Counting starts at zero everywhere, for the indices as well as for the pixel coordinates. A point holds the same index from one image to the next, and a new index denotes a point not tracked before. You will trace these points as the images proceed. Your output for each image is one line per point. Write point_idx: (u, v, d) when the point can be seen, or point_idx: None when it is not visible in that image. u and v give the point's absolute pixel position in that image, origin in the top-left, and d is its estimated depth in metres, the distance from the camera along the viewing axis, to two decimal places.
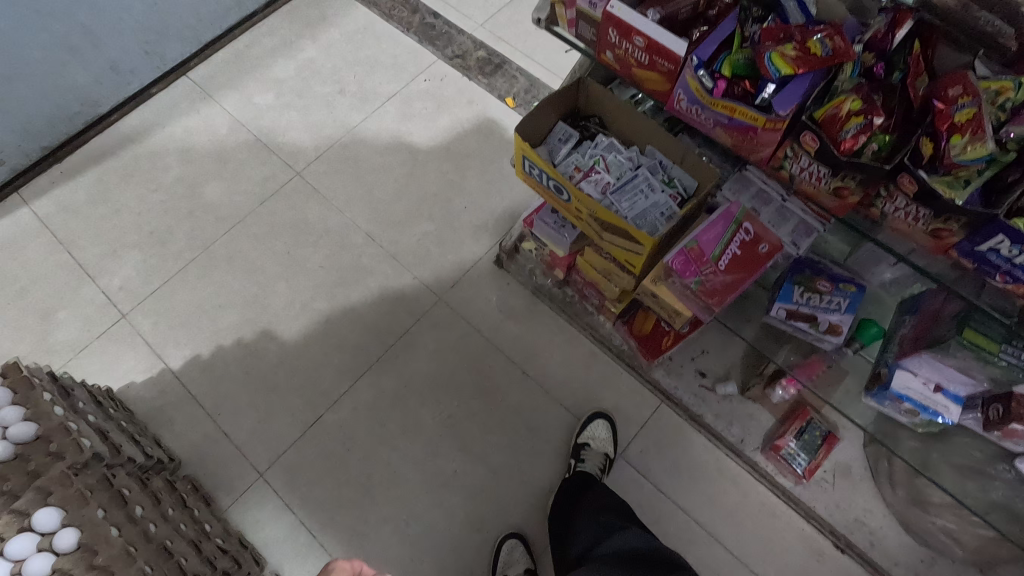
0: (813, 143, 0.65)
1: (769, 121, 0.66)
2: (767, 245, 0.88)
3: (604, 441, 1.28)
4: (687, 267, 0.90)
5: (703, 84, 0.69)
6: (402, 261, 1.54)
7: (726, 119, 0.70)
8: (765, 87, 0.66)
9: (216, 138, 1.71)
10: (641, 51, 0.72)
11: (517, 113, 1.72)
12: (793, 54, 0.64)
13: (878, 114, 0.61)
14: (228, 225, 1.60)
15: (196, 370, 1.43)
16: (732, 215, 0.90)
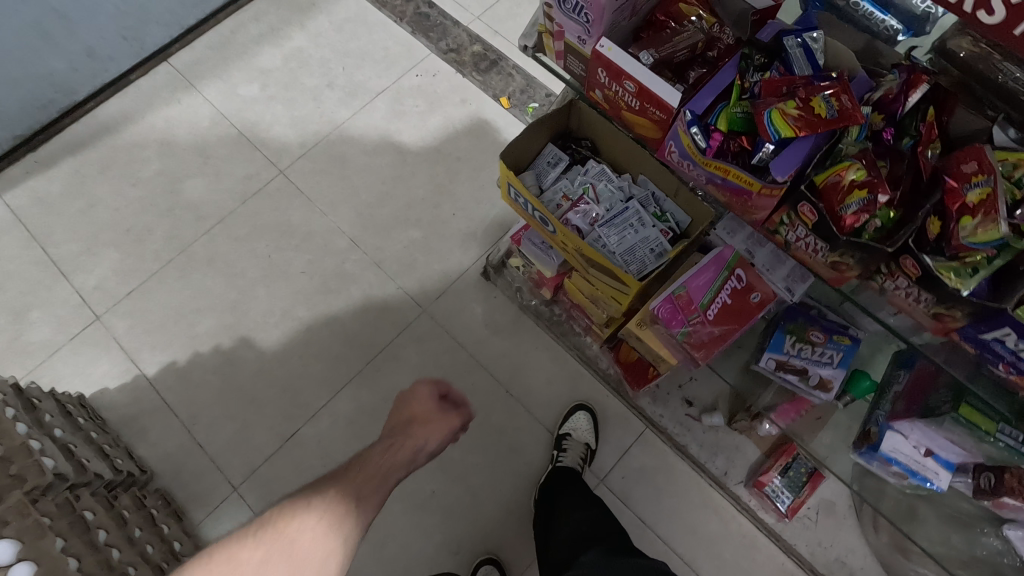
0: (811, 215, 0.59)
1: (765, 188, 0.60)
2: (760, 295, 0.84)
3: (585, 435, 1.28)
4: (675, 316, 0.86)
5: (696, 143, 0.63)
6: (386, 269, 1.49)
7: (719, 179, 0.64)
8: (762, 147, 0.60)
9: (197, 131, 1.64)
10: (631, 95, 0.66)
11: (511, 115, 1.65)
12: (796, 114, 0.58)
13: (882, 190, 0.56)
14: (208, 225, 1.54)
15: (172, 377, 1.40)
16: (724, 259, 0.85)
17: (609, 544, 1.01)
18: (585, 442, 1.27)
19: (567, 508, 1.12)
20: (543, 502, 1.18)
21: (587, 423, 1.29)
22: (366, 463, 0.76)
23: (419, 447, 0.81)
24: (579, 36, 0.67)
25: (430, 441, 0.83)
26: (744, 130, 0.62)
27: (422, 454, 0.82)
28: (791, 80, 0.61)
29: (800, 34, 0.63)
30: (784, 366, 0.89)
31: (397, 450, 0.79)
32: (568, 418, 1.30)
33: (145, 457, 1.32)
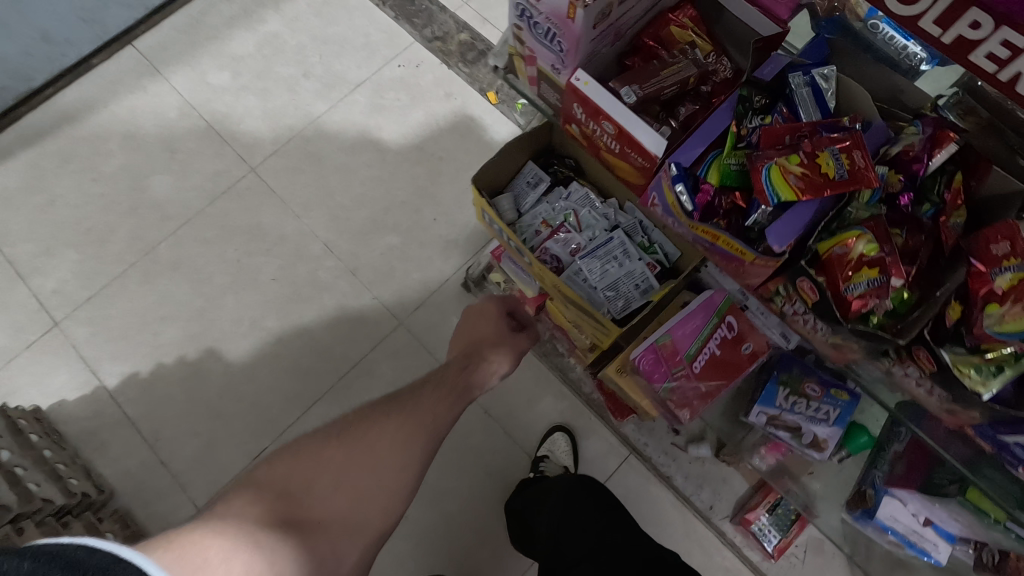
0: (812, 295, 0.52)
1: (760, 261, 0.53)
2: (752, 346, 0.76)
3: (563, 457, 1.23)
4: (658, 367, 0.78)
5: (681, 204, 0.56)
6: (362, 278, 1.41)
7: (708, 244, 0.57)
8: (757, 210, 0.54)
9: (163, 123, 1.54)
10: (610, 137, 0.59)
11: (499, 111, 1.54)
12: (797, 171, 0.52)
13: (896, 272, 0.49)
14: (175, 226, 1.46)
15: (134, 390, 1.33)
16: (714, 305, 0.77)
17: (602, 535, 0.97)
18: (563, 465, 1.22)
19: (547, 510, 1.05)
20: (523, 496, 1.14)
21: (567, 445, 1.24)
22: (447, 375, 0.85)
23: (491, 365, 0.89)
24: (554, 64, 0.59)
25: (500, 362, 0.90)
26: (737, 185, 0.57)
27: (489, 377, 0.89)
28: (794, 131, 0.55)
29: (809, 70, 0.58)
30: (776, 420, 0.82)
31: (473, 369, 0.87)
32: (547, 439, 1.26)
33: (106, 474, 1.27)
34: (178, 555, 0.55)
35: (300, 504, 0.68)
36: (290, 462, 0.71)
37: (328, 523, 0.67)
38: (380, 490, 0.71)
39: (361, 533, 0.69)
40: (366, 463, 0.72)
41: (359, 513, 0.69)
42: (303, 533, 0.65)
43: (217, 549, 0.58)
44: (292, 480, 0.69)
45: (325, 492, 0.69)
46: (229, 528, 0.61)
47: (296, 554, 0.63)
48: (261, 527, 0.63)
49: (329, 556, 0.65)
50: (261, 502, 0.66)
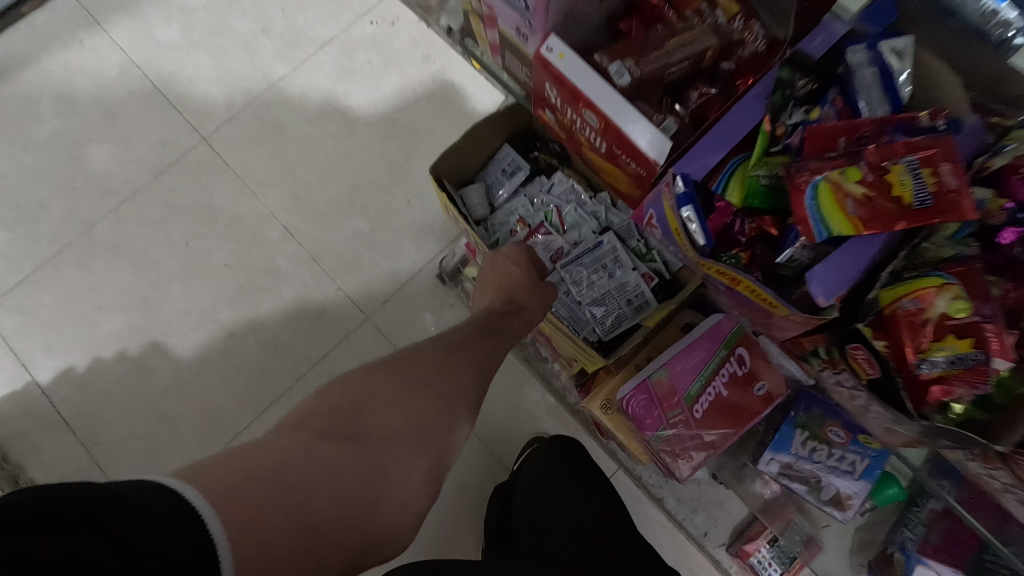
0: (869, 370, 0.56)
1: (794, 315, 0.51)
2: (766, 388, 0.71)
3: None
4: (655, 408, 0.73)
5: (693, 240, 0.56)
6: (324, 267, 1.26)
7: (726, 287, 0.57)
8: (792, 245, 0.57)
9: (103, 84, 1.36)
10: (590, 126, 0.60)
11: (483, 79, 1.36)
12: (859, 196, 0.50)
13: (996, 356, 0.53)
14: (115, 203, 1.29)
15: (70, 387, 1.20)
16: (721, 338, 0.72)
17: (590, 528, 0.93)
18: None
19: (523, 480, 1.03)
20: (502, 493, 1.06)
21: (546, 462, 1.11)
22: (489, 320, 0.76)
23: (527, 317, 0.78)
24: (518, 28, 0.59)
25: (536, 309, 0.79)
26: (761, 200, 0.58)
27: (520, 330, 0.77)
28: (847, 132, 0.55)
29: (874, 42, 0.58)
30: (790, 470, 0.77)
31: (509, 318, 0.77)
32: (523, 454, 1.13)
33: (37, 480, 1.14)
34: (229, 479, 0.50)
35: (356, 420, 0.61)
36: (338, 386, 0.65)
37: (389, 438, 0.62)
38: (434, 414, 0.66)
39: (422, 451, 0.64)
40: (416, 386, 0.66)
41: (417, 431, 0.64)
42: (364, 448, 0.59)
43: (268, 465, 0.53)
44: (343, 400, 0.63)
45: (381, 409, 0.63)
46: (282, 443, 0.56)
47: (358, 469, 0.58)
48: (317, 440, 0.58)
49: (392, 470, 0.60)
50: (310, 419, 0.60)
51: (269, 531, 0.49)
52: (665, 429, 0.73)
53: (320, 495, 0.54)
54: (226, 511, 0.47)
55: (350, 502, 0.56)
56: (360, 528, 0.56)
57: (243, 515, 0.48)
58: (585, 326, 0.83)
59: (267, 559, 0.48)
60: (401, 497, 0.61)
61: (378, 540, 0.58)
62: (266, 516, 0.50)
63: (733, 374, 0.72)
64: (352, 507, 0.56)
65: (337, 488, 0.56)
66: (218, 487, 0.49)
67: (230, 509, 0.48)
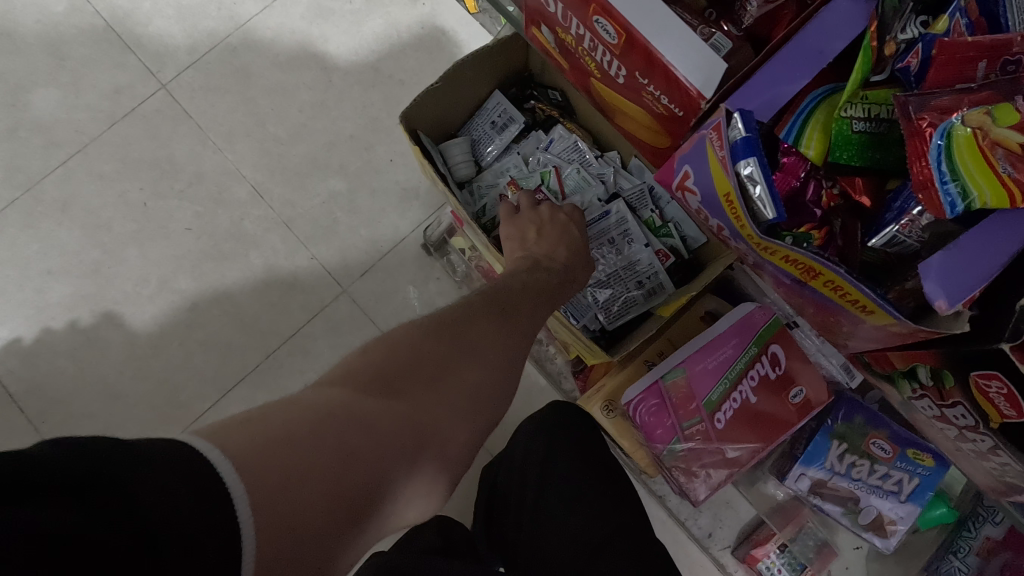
0: (1009, 412, 0.43)
1: (904, 327, 0.42)
2: (801, 394, 0.63)
3: None
4: (670, 412, 0.64)
5: (760, 212, 0.44)
6: (297, 233, 1.14)
7: (793, 279, 0.48)
8: (896, 222, 0.49)
9: (47, 19, 1.20)
10: (605, 46, 0.48)
11: (477, 24, 1.21)
12: (1008, 150, 0.42)
13: None
14: (63, 156, 1.16)
15: (15, 359, 1.08)
16: (753, 335, 0.63)
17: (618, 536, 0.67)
18: None
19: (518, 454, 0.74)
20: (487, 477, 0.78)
21: None
22: (549, 286, 0.65)
23: (574, 284, 0.68)
24: None
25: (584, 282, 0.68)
26: (847, 153, 0.50)
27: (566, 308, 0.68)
28: (991, 56, 0.45)
29: None
30: (823, 488, 0.69)
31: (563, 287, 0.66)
32: None
33: None
34: (258, 439, 0.42)
35: (401, 379, 0.52)
36: (383, 338, 0.56)
37: (437, 398, 0.53)
38: (486, 376, 0.57)
39: (468, 418, 0.55)
40: (464, 344, 0.57)
41: (468, 393, 0.55)
42: (407, 410, 0.51)
43: (300, 422, 0.44)
44: (389, 354, 0.53)
45: (429, 365, 0.54)
46: (320, 399, 0.47)
47: (400, 432, 0.49)
48: (357, 399, 0.49)
49: (438, 436, 0.52)
50: (352, 371, 0.51)
51: (296, 501, 0.41)
52: (679, 442, 0.64)
53: (356, 461, 0.45)
54: (250, 479, 0.39)
55: (393, 471, 0.47)
56: (396, 500, 0.48)
57: (273, 481, 0.40)
58: (585, 314, 0.72)
59: (294, 532, 0.40)
60: (441, 466, 0.52)
61: (411, 511, 0.50)
62: (302, 483, 0.42)
63: (762, 376, 0.64)
64: (390, 476, 0.47)
65: (384, 452, 0.47)
66: (245, 449, 0.40)
67: (255, 477, 0.39)
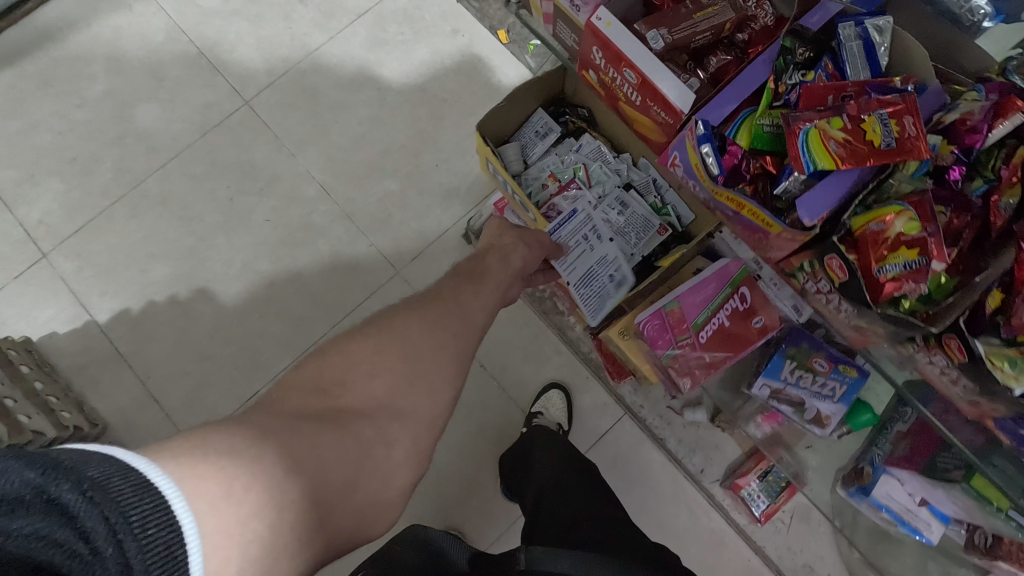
0: (841, 276, 0.60)
1: (786, 232, 0.61)
2: (763, 321, 0.73)
3: (557, 414, 1.21)
4: (663, 334, 0.75)
5: (709, 169, 0.66)
6: (357, 224, 1.36)
7: (733, 212, 0.67)
8: (787, 177, 0.63)
9: (150, 47, 1.45)
10: (631, 84, 0.70)
11: (508, 52, 1.45)
12: (840, 139, 0.59)
13: (936, 259, 0.55)
14: (162, 159, 1.39)
15: (124, 326, 1.30)
16: (728, 275, 0.74)
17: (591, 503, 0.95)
18: (557, 421, 1.20)
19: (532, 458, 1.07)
20: (512, 461, 1.11)
21: (561, 401, 1.23)
22: (485, 270, 0.71)
23: (506, 255, 0.74)
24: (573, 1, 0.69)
25: (518, 253, 0.75)
26: (770, 149, 0.67)
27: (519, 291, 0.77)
28: (836, 91, 0.64)
29: (862, 20, 0.66)
30: (780, 394, 0.80)
31: (486, 254, 0.74)
32: (541, 396, 1.24)
33: (97, 408, 1.26)
34: (201, 451, 0.44)
35: (334, 393, 0.56)
36: (314, 367, 0.58)
37: (369, 406, 0.56)
38: (422, 374, 0.59)
39: (408, 424, 0.57)
40: (398, 347, 0.60)
41: (402, 395, 0.58)
42: (340, 429, 0.53)
43: (239, 439, 0.47)
44: (318, 375, 0.57)
45: (363, 369, 0.58)
46: (257, 421, 0.50)
47: (336, 445, 0.52)
48: (290, 422, 0.52)
49: (376, 444, 0.55)
50: (286, 393, 0.55)
51: (240, 511, 0.44)
52: (674, 351, 0.75)
53: (297, 475, 0.48)
54: (192, 485, 0.42)
55: (333, 478, 0.51)
56: (343, 505, 0.51)
57: (215, 491, 0.43)
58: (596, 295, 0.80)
59: (238, 542, 0.43)
60: (384, 471, 0.55)
61: (364, 518, 0.53)
62: (239, 497, 0.44)
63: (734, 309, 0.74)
64: (334, 488, 0.51)
65: (320, 462, 0.50)
66: (184, 468, 0.42)
67: (195, 488, 0.42)
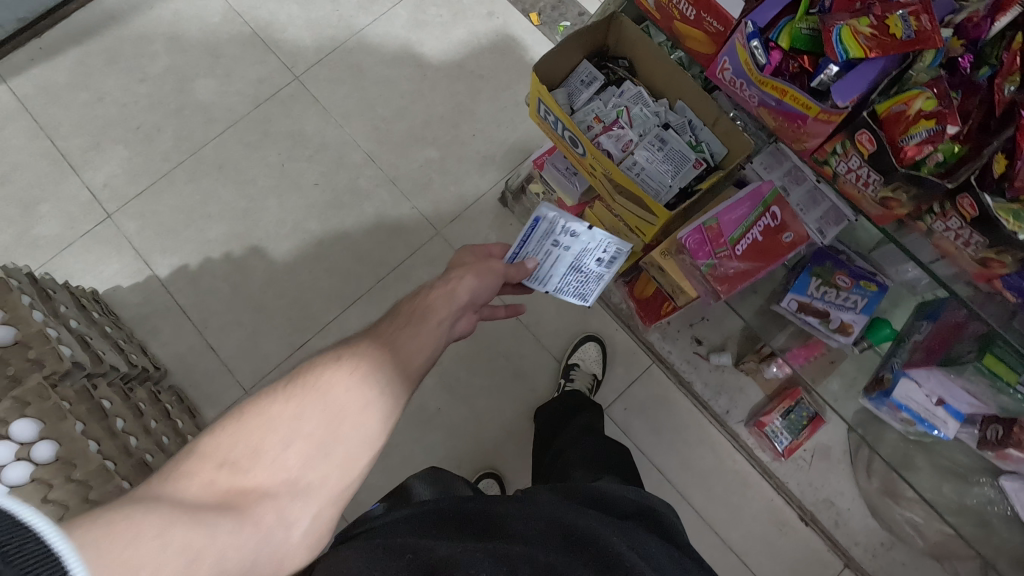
0: (869, 146, 0.58)
1: (821, 115, 0.58)
2: (792, 235, 0.83)
3: (592, 365, 1.28)
4: (701, 247, 0.86)
5: (754, 58, 0.62)
6: (401, 188, 1.46)
7: (774, 101, 0.63)
8: (823, 71, 0.58)
9: (207, 28, 1.56)
10: (687, 4, 0.66)
11: (540, 33, 1.56)
12: (868, 32, 0.55)
13: (953, 121, 0.53)
14: (219, 128, 1.49)
15: (183, 280, 1.40)
16: (761, 194, 0.83)
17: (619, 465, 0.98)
18: (592, 373, 1.27)
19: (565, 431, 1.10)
20: (546, 421, 1.17)
21: (596, 353, 1.30)
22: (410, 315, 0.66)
23: (452, 293, 0.71)
24: None
25: (465, 287, 0.73)
26: (808, 49, 0.61)
27: (469, 324, 0.75)
28: None
29: None
30: (805, 308, 0.91)
31: (430, 290, 0.71)
32: (577, 347, 1.30)
33: (158, 356, 1.34)
34: (100, 544, 0.36)
35: (245, 466, 0.47)
36: (229, 430, 0.49)
37: (279, 482, 0.48)
38: (344, 439, 0.52)
39: (318, 499, 0.49)
40: (323, 404, 0.52)
41: (322, 463, 0.50)
42: (240, 516, 0.45)
43: (145, 526, 0.39)
44: (228, 439, 0.48)
45: (278, 435, 0.49)
46: (155, 506, 0.41)
47: (235, 532, 0.44)
48: (195, 508, 0.43)
49: (277, 527, 0.46)
50: (190, 464, 0.46)
51: None
52: (711, 263, 0.85)
53: (197, 569, 0.40)
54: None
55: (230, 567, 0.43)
56: None
57: None
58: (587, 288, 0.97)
59: None
60: (284, 553, 0.47)
61: None
62: None
63: (766, 227, 0.84)
64: None
65: (220, 549, 0.42)
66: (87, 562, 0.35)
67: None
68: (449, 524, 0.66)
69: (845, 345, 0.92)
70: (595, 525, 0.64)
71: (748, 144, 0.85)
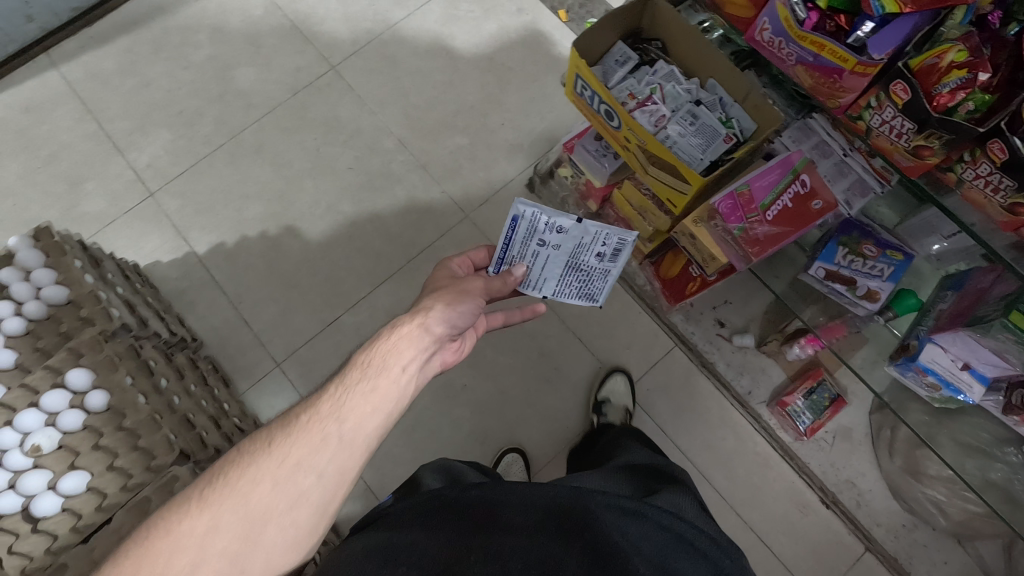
0: (903, 95, 0.63)
1: (858, 67, 0.64)
2: (821, 203, 0.88)
3: (623, 398, 1.28)
4: (733, 213, 0.92)
5: (794, 14, 0.67)
6: (431, 173, 1.50)
7: (812, 57, 0.69)
8: (859, 28, 0.63)
9: (249, 20, 1.63)
10: None
11: (568, 29, 1.61)
12: None
13: (983, 70, 0.58)
14: (258, 114, 1.55)
15: (220, 257, 1.44)
16: (791, 163, 0.90)
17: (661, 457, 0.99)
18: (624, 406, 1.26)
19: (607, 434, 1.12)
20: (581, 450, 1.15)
21: (625, 386, 1.30)
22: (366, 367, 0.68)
23: (427, 326, 0.73)
24: None
25: (435, 317, 0.74)
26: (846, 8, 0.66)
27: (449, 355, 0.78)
28: None
29: None
30: (832, 275, 0.94)
31: (400, 321, 0.73)
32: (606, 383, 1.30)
33: (194, 328, 1.39)
34: None
35: None
36: (136, 558, 0.57)
37: None
38: (258, 549, 0.59)
39: None
40: (238, 517, 0.59)
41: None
42: None
43: None
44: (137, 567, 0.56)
45: (184, 559, 0.57)
46: None
47: None
48: None
49: None
50: None
51: None
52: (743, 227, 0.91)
53: None
54: None
55: None
56: None
57: None
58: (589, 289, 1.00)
59: None
60: None
61: None
62: None
63: (796, 195, 0.90)
64: None
65: None
66: None
67: None
68: (453, 510, 0.67)
69: (870, 314, 0.94)
70: (596, 509, 0.65)
71: (778, 117, 0.88)
